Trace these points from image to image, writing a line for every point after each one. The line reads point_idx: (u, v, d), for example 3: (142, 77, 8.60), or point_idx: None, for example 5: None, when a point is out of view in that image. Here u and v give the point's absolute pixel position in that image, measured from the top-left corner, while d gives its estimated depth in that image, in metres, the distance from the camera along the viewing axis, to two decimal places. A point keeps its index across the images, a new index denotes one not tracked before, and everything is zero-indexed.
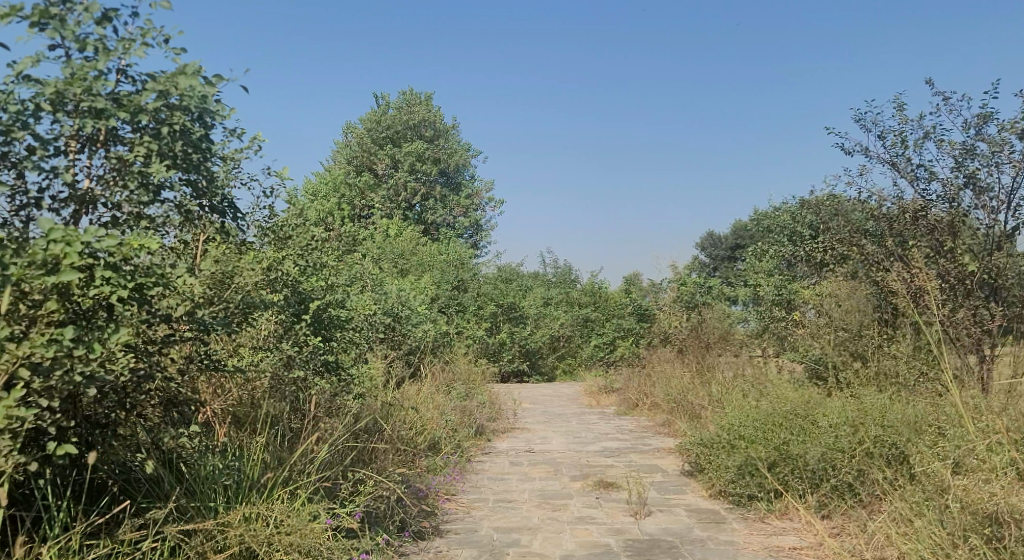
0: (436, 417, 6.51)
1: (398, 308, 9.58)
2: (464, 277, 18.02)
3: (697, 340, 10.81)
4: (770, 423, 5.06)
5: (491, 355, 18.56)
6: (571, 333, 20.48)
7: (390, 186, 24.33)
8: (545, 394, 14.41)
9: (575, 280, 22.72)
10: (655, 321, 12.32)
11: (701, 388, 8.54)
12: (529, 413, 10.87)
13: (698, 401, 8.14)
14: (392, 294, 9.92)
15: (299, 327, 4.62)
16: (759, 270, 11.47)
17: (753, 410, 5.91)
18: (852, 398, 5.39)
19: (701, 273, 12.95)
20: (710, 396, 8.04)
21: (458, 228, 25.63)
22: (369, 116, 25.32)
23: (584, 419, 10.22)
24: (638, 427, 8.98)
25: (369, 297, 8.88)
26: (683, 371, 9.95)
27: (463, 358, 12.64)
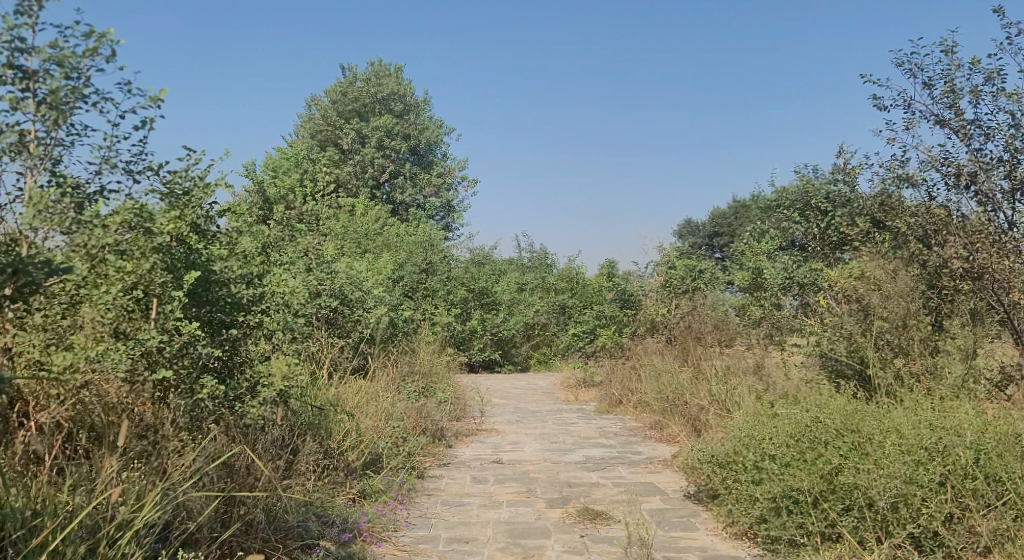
0: (379, 425, 5.22)
1: (349, 289, 8.25)
2: (434, 259, 16.64)
3: (689, 330, 9.63)
4: (809, 444, 3.88)
5: (462, 344, 17.28)
6: (546, 320, 19.36)
7: (356, 162, 22.91)
8: (518, 387, 13.17)
9: (552, 264, 21.54)
10: (641, 308, 11.11)
11: (698, 386, 7.34)
12: (499, 410, 9.62)
13: (697, 402, 6.93)
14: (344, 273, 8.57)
15: (168, 309, 3.41)
16: (757, 251, 10.30)
17: (773, 421, 4.72)
18: (906, 407, 4.27)
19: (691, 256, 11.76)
20: (711, 397, 6.84)
21: (429, 209, 24.25)
22: (335, 87, 23.74)
23: (561, 418, 9.00)
24: (625, 431, 7.78)
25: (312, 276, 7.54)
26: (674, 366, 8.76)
27: (426, 347, 11.35)
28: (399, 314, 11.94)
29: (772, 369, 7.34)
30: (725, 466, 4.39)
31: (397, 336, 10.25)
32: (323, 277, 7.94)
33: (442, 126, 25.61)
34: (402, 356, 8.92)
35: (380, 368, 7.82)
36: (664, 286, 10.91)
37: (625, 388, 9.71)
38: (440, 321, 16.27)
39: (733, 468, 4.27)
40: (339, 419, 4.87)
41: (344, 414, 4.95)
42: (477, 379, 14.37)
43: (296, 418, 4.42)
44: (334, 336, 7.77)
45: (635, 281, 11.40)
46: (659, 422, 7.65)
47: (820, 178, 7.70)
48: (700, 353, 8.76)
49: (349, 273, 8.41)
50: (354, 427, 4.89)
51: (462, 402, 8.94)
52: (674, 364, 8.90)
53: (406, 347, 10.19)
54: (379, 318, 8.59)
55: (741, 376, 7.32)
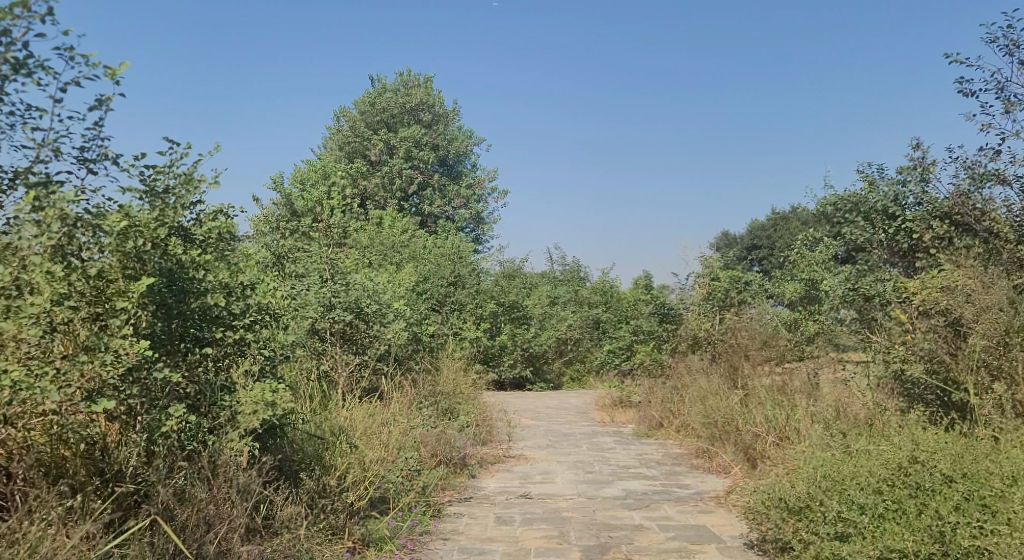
0: (389, 457, 4.57)
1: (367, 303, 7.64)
2: (462, 272, 16.02)
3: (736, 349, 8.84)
4: (907, 494, 3.17)
5: (491, 360, 16.61)
6: (580, 335, 18.60)
7: (384, 174, 22.51)
8: (550, 406, 12.44)
9: (584, 277, 20.82)
10: (683, 322, 10.33)
11: (751, 412, 6.56)
12: (529, 433, 8.91)
13: (751, 430, 6.15)
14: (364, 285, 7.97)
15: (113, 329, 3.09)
16: (810, 261, 9.47)
17: (840, 460, 4.01)
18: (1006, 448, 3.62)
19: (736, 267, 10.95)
20: (767, 426, 6.06)
21: (459, 221, 23.70)
22: (364, 98, 23.41)
23: (596, 443, 8.26)
24: (669, 460, 7.02)
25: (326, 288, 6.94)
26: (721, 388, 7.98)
27: (452, 364, 10.70)
28: (424, 330, 11.33)
29: (835, 393, 6.53)
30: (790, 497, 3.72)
31: (420, 354, 9.63)
32: (339, 289, 7.37)
33: (472, 136, 25.10)
34: (424, 374, 8.28)
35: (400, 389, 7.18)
36: (707, 299, 10.12)
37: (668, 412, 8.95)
38: (469, 336, 15.62)
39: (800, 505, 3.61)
40: (340, 450, 4.25)
41: (347, 446, 4.33)
42: (507, 397, 13.67)
43: (286, 455, 3.84)
44: (349, 354, 7.17)
45: (676, 295, 10.63)
46: (707, 452, 6.89)
47: (885, 179, 6.91)
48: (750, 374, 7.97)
49: (369, 285, 7.82)
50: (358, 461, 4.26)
51: (489, 425, 8.25)
52: (721, 385, 8.13)
53: (430, 365, 9.56)
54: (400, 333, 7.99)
55: (800, 400, 6.54)
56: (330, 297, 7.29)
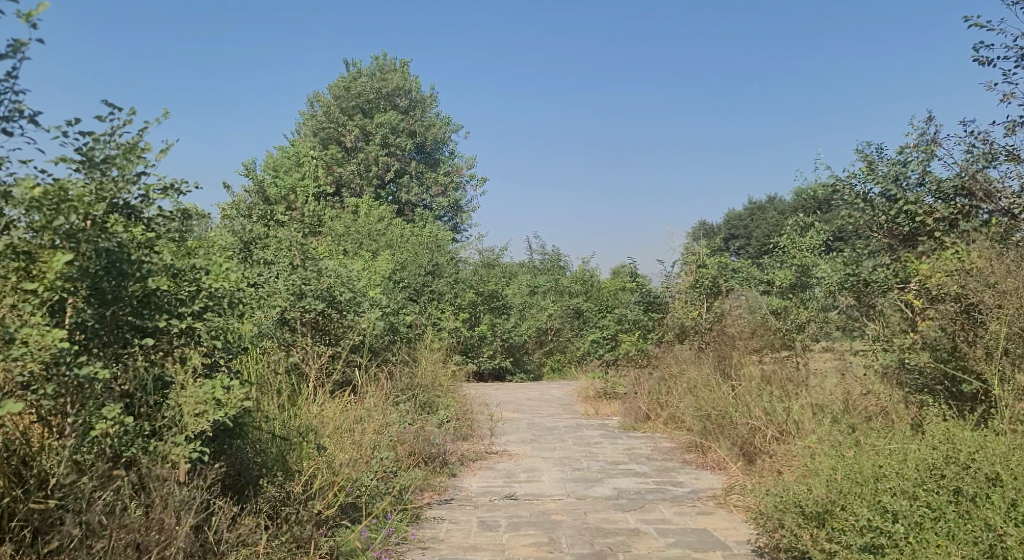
0: (362, 458, 4.14)
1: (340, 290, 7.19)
2: (441, 260, 15.57)
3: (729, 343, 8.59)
4: (936, 500, 2.96)
5: (470, 351, 16.20)
6: (560, 325, 18.26)
7: (360, 160, 21.94)
8: (531, 398, 12.07)
9: (565, 267, 20.47)
10: (670, 311, 9.99)
11: (747, 404, 6.22)
12: (511, 427, 8.52)
13: (749, 425, 5.82)
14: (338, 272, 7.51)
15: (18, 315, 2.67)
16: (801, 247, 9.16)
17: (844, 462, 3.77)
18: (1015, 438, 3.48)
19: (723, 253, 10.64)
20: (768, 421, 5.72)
21: (437, 209, 23.21)
22: (338, 83, 22.78)
23: (582, 437, 7.90)
24: (660, 455, 6.68)
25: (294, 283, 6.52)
26: (712, 379, 7.65)
27: (430, 355, 10.28)
28: (401, 320, 10.89)
29: (834, 384, 6.23)
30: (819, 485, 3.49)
31: (397, 345, 9.20)
32: (310, 276, 6.92)
33: (450, 123, 24.58)
34: (401, 366, 7.86)
35: (376, 382, 6.76)
36: (694, 287, 9.79)
37: (657, 405, 8.61)
38: (447, 327, 15.19)
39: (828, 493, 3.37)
40: (307, 452, 3.83)
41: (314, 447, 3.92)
42: (487, 390, 13.28)
43: (246, 459, 3.49)
44: (320, 345, 6.73)
45: (662, 282, 10.29)
46: (701, 447, 6.55)
47: (885, 159, 6.57)
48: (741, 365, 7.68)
49: (342, 272, 7.38)
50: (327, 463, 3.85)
51: (469, 419, 7.86)
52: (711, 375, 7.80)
53: (408, 356, 9.13)
54: (376, 323, 7.56)
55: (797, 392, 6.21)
56: (300, 284, 6.84)
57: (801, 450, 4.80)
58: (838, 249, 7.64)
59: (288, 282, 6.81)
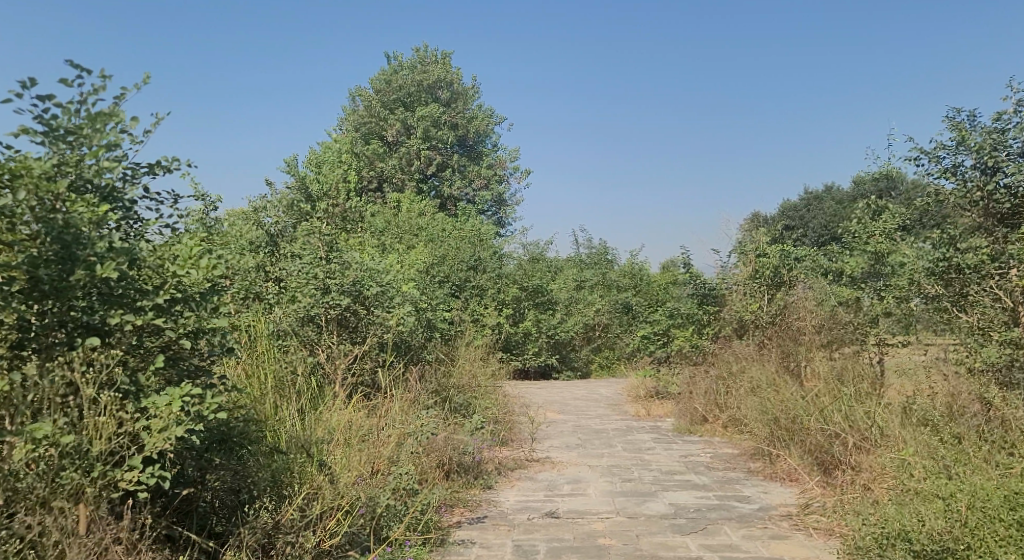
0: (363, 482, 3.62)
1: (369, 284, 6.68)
2: (483, 255, 15.00)
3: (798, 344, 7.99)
4: None
5: (514, 348, 15.61)
6: (608, 320, 17.59)
7: (402, 154, 21.57)
8: (577, 398, 11.42)
9: (612, 260, 19.75)
10: (727, 304, 9.24)
11: (820, 409, 5.50)
12: (554, 431, 7.90)
13: (825, 433, 5.11)
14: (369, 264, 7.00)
15: None
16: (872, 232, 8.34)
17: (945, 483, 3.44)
18: None
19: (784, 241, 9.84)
20: (846, 429, 5.00)
21: (480, 203, 22.69)
22: (379, 76, 22.43)
23: (632, 442, 7.24)
24: (720, 463, 5.99)
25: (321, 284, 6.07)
26: (777, 379, 6.93)
27: (469, 353, 9.72)
28: (440, 317, 10.37)
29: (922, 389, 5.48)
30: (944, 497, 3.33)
31: (433, 343, 8.68)
32: (335, 269, 6.45)
33: (492, 115, 24.03)
34: (435, 366, 7.33)
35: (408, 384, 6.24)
36: (755, 277, 9.12)
37: (715, 407, 7.90)
38: (490, 323, 14.62)
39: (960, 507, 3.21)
40: (308, 474, 3.46)
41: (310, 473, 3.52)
42: (530, 389, 12.67)
43: (244, 477, 3.21)
44: (347, 343, 6.24)
45: (717, 273, 9.55)
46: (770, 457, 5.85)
47: (978, 127, 5.72)
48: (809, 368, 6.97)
49: (372, 264, 6.90)
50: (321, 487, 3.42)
51: (508, 423, 7.28)
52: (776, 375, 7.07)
53: (443, 356, 8.60)
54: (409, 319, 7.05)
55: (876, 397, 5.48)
56: (326, 277, 6.39)
57: (894, 465, 4.11)
58: (919, 233, 6.83)
59: (313, 276, 6.36)
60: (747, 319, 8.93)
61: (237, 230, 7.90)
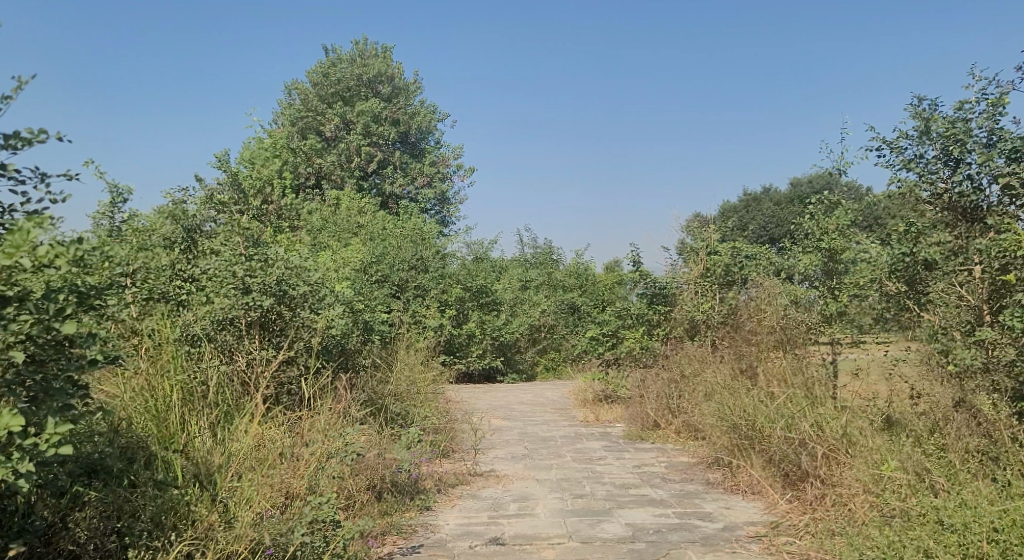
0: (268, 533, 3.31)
1: (296, 280, 6.09)
2: (425, 254, 14.41)
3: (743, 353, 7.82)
4: None
5: (457, 351, 15.05)
6: (554, 321, 17.24)
7: (340, 150, 20.78)
8: (523, 403, 10.95)
9: (558, 260, 19.39)
10: (677, 304, 8.91)
11: (779, 414, 5.19)
12: (499, 440, 7.42)
13: (788, 446, 4.78)
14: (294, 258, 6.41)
15: None
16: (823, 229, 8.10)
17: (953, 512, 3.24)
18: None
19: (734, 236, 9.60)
20: (810, 439, 4.67)
21: (422, 201, 22.04)
22: (316, 68, 21.57)
23: (582, 450, 6.82)
24: (676, 474, 5.61)
25: (239, 300, 5.57)
26: (729, 386, 6.65)
27: (409, 357, 9.15)
28: (377, 320, 9.76)
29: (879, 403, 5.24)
30: (958, 538, 3.12)
31: (369, 347, 8.09)
32: (256, 267, 5.86)
33: (435, 111, 23.41)
34: (370, 372, 6.76)
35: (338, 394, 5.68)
36: (706, 276, 8.84)
37: (669, 411, 7.54)
38: (432, 325, 14.03)
39: (979, 545, 3.04)
40: (194, 517, 3.25)
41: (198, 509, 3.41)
42: (474, 393, 12.14)
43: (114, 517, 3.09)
44: (271, 349, 5.64)
45: (667, 272, 9.21)
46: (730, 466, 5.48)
47: (940, 116, 5.46)
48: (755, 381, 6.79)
49: (299, 261, 6.32)
50: (208, 534, 3.18)
51: (449, 433, 6.76)
52: (728, 380, 6.82)
53: (379, 361, 8.02)
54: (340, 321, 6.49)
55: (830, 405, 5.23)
56: (247, 276, 5.79)
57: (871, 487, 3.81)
58: (877, 227, 6.58)
59: (232, 274, 5.75)
60: (698, 319, 8.61)
61: (150, 224, 7.17)
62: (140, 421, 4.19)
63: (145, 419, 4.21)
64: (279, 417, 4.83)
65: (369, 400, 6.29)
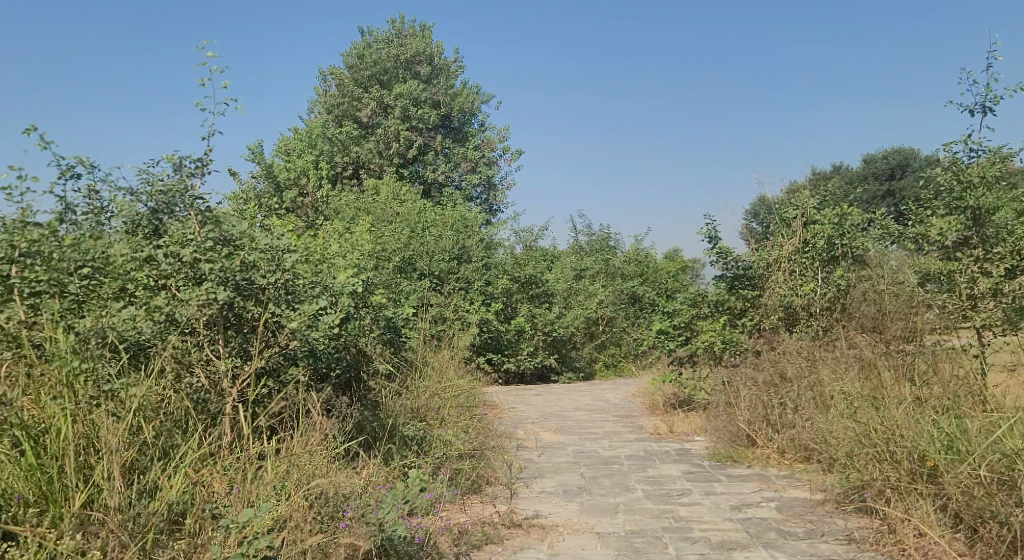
0: None
1: (270, 257, 4.61)
2: (468, 242, 12.93)
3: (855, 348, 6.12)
4: None
5: (506, 349, 13.45)
6: (613, 314, 15.61)
7: (379, 136, 19.48)
8: (579, 409, 9.32)
9: (615, 246, 17.74)
10: (767, 287, 7.13)
11: (947, 452, 3.59)
12: (549, 465, 5.85)
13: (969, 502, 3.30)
14: (268, 227, 4.90)
15: None
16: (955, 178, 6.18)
17: None
18: None
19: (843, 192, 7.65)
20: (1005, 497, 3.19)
21: (467, 188, 20.56)
22: (352, 51, 20.37)
23: (656, 479, 5.21)
24: (797, 524, 3.93)
25: (190, 297, 4.17)
26: (857, 402, 4.97)
27: (439, 362, 7.62)
28: (404, 316, 8.24)
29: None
30: None
31: (384, 350, 6.57)
32: (211, 244, 4.38)
33: (479, 93, 21.94)
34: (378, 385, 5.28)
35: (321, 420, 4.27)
36: (802, 249, 7.08)
37: (765, 422, 5.84)
38: (476, 321, 12.53)
39: None
40: None
41: None
42: (522, 399, 10.54)
43: None
44: (234, 361, 4.30)
45: (751, 247, 7.45)
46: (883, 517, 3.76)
47: None
48: (885, 389, 5.12)
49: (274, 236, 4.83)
50: None
51: (481, 461, 5.22)
52: (851, 389, 5.18)
53: (395, 367, 6.50)
54: (327, 316, 5.00)
55: (996, 425, 3.63)
56: (199, 259, 4.33)
57: None
58: None
59: (175, 257, 4.30)
60: (797, 304, 6.84)
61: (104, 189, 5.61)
62: (6, 481, 2.98)
63: (16, 480, 2.99)
64: (218, 471, 3.48)
65: (366, 424, 4.87)
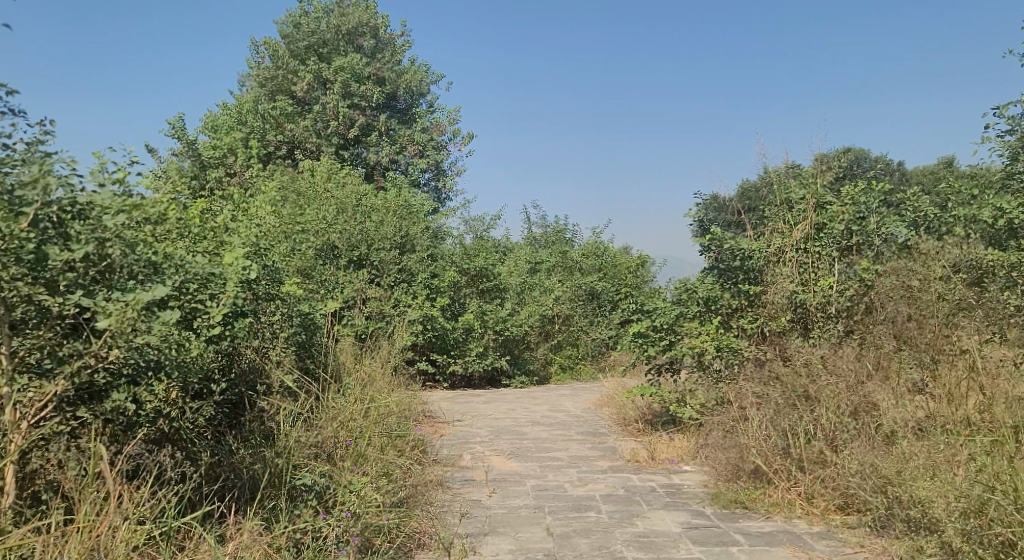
0: None
1: (98, 211, 2.96)
2: (412, 229, 11.39)
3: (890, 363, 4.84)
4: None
5: (453, 350, 11.92)
6: (570, 311, 14.23)
7: (316, 113, 17.74)
8: (537, 424, 7.89)
9: (572, 239, 16.41)
10: (770, 282, 5.78)
11: None
12: (501, 512, 4.42)
13: None
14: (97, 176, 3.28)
15: None
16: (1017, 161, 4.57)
17: None
18: None
19: (856, 171, 6.37)
20: None
21: (413, 173, 18.96)
22: (287, 18, 18.58)
23: (649, 538, 3.84)
24: None
25: None
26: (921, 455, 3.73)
27: (366, 370, 6.08)
28: (326, 313, 6.68)
29: None
30: None
31: (281, 358, 4.98)
32: None
33: (428, 72, 20.34)
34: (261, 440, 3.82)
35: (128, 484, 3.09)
36: (814, 238, 5.78)
37: (783, 455, 4.48)
38: (419, 318, 11.00)
39: None
40: None
41: None
42: (469, 409, 9.06)
43: None
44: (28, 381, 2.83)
45: (750, 233, 6.10)
46: None
47: None
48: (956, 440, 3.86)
49: (92, 182, 3.14)
50: None
51: (409, 516, 3.76)
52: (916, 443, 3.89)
53: (297, 380, 4.94)
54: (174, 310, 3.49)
55: None
56: None
57: None
58: None
59: None
60: (811, 304, 5.53)
61: None
62: None
63: None
64: None
65: (230, 479, 3.49)
